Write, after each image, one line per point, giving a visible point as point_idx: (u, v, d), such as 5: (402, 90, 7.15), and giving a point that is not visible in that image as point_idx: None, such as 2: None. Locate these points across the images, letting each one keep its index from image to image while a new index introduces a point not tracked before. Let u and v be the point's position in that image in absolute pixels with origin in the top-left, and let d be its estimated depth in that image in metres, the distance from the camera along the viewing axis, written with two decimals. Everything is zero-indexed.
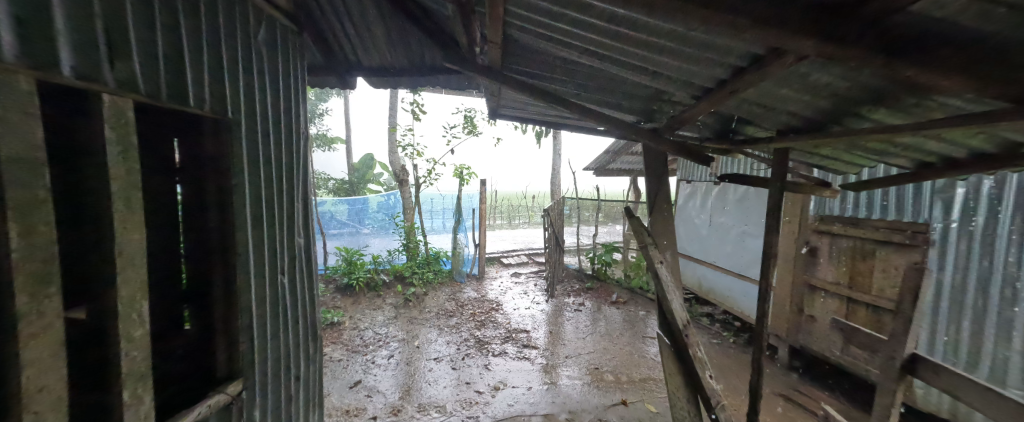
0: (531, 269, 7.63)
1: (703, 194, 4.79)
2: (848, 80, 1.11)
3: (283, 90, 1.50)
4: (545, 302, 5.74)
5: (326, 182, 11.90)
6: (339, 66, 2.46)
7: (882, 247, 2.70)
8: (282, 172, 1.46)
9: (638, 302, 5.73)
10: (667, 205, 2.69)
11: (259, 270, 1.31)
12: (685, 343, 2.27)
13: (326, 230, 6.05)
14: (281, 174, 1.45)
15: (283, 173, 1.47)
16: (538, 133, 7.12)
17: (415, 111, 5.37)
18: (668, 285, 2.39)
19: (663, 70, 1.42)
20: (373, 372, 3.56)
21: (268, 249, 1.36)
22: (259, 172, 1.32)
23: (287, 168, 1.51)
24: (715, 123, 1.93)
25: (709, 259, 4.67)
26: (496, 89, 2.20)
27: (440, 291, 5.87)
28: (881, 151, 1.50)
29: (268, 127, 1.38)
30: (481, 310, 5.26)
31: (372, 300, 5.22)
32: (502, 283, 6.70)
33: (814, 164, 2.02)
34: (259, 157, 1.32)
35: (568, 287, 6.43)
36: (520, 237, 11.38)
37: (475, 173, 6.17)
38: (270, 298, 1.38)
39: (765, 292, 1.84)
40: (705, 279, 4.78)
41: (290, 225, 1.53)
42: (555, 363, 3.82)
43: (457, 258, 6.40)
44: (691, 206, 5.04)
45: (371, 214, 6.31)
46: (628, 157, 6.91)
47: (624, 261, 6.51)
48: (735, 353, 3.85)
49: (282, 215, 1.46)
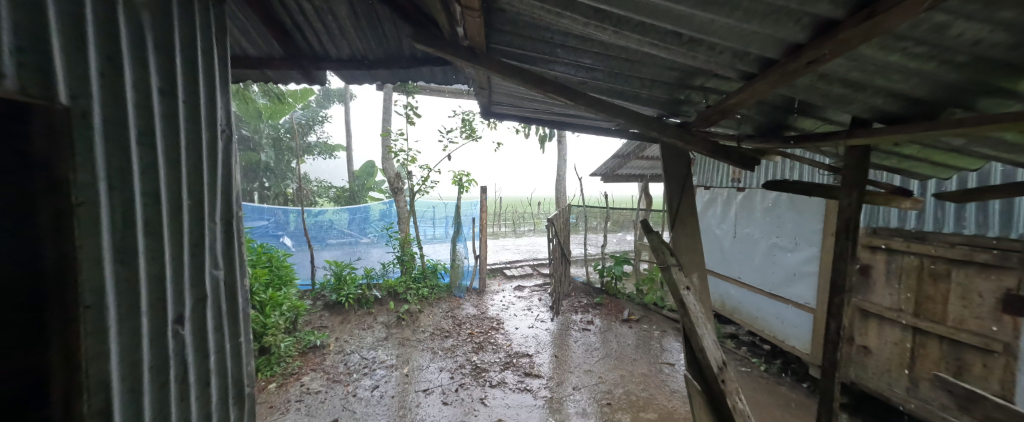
0: (535, 281, 7.17)
1: (724, 201, 4.32)
2: (1019, 31, 0.69)
3: (194, 73, 1.13)
4: (550, 320, 5.28)
5: (327, 191, 11.66)
6: (303, 59, 2.11)
7: (959, 268, 2.22)
8: (182, 183, 1.08)
9: (652, 319, 5.23)
10: (692, 217, 2.26)
11: (127, 326, 0.90)
12: (722, 391, 1.81)
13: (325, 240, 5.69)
14: (176, 188, 1.05)
15: (183, 185, 1.08)
16: (542, 137, 6.72)
17: (410, 114, 5.04)
18: (698, 317, 1.95)
19: (703, 36, 1.00)
20: (353, 407, 3.13)
21: (147, 294, 0.96)
22: (135, 184, 0.92)
23: (193, 176, 1.12)
24: (759, 116, 1.51)
25: (733, 274, 4.17)
26: (484, 78, 1.80)
27: (437, 307, 5.44)
28: (1018, 146, 1.06)
29: (155, 121, 0.99)
30: (480, 330, 4.82)
31: (362, 319, 4.83)
32: (504, 297, 6.27)
33: (889, 166, 1.57)
34: (132, 163, 0.91)
35: (574, 302, 5.97)
36: (524, 246, 10.94)
37: (475, 181, 5.82)
38: (151, 361, 0.97)
39: (836, 335, 1.39)
40: (729, 297, 4.26)
41: (195, 255, 1.13)
42: (560, 396, 3.36)
43: (456, 271, 6.00)
44: (711, 215, 4.56)
45: (373, 223, 5.95)
46: (638, 162, 6.46)
47: (636, 274, 6.03)
48: (769, 385, 3.32)
49: (179, 243, 1.07)
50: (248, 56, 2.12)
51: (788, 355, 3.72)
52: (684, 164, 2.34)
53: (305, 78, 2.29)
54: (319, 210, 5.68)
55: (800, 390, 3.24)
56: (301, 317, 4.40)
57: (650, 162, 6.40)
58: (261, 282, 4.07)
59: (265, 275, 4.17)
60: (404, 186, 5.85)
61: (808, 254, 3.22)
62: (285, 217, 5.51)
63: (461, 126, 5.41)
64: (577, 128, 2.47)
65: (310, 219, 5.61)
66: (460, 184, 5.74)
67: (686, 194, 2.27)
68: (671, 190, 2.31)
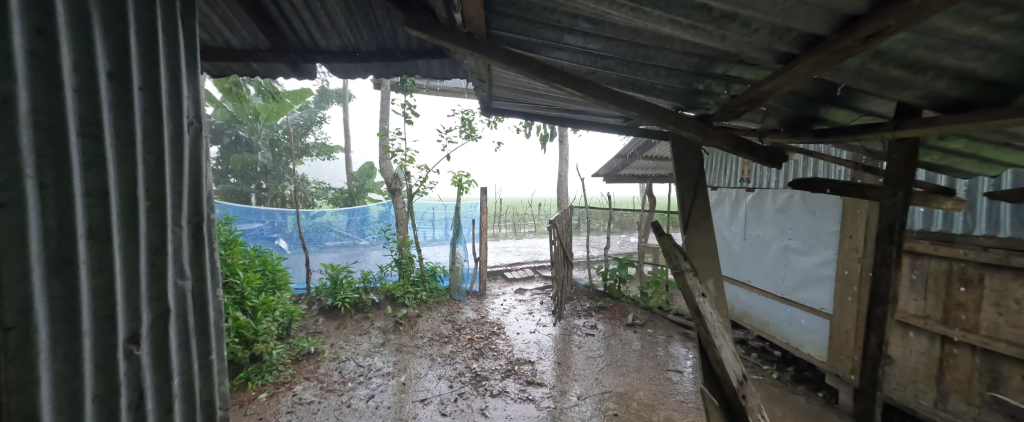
0: (536, 285, 7.03)
1: (732, 202, 4.19)
2: None
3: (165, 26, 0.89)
4: (552, 325, 5.13)
5: (325, 193, 11.53)
6: (290, 51, 1.97)
7: (993, 273, 2.09)
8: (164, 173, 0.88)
9: (657, 324, 5.08)
10: (706, 219, 2.12)
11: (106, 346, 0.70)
12: (743, 409, 1.67)
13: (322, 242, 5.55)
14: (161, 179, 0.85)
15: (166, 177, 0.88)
16: (543, 137, 6.59)
17: (408, 113, 4.91)
18: (715, 326, 1.81)
19: (738, 12, 0.85)
20: (346, 418, 2.98)
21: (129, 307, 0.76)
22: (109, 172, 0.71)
23: (175, 162, 0.92)
24: (786, 108, 1.37)
25: (743, 278, 4.03)
26: (484, 69, 1.66)
27: (436, 311, 5.30)
28: None
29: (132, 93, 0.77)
30: (480, 335, 4.67)
31: (359, 324, 4.68)
32: (504, 301, 6.13)
33: (929, 163, 1.43)
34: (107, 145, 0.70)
35: (577, 306, 5.81)
36: (524, 248, 10.78)
37: (475, 181, 5.69)
38: (114, 399, 0.72)
39: (878, 351, 1.24)
40: (739, 302, 4.12)
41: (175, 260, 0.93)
42: (564, 406, 3.21)
43: (455, 274, 5.86)
44: (718, 216, 4.42)
45: (372, 225, 5.84)
46: (642, 162, 6.32)
47: (640, 277, 5.87)
48: (783, 393, 3.17)
49: (161, 245, 0.87)
50: (232, 46, 1.98)
51: (801, 361, 3.57)
52: (696, 163, 2.21)
53: (294, 71, 2.14)
54: (316, 212, 5.54)
55: (816, 399, 3.09)
56: (295, 323, 4.26)
57: (654, 162, 6.26)
58: (253, 287, 3.92)
59: (258, 280, 4.02)
60: (402, 187, 5.71)
61: (824, 257, 3.08)
62: (282, 220, 5.34)
63: (461, 126, 5.27)
64: (583, 125, 2.34)
65: (306, 222, 5.46)
66: (459, 185, 5.61)
67: (699, 195, 2.14)
68: (683, 190, 2.17)
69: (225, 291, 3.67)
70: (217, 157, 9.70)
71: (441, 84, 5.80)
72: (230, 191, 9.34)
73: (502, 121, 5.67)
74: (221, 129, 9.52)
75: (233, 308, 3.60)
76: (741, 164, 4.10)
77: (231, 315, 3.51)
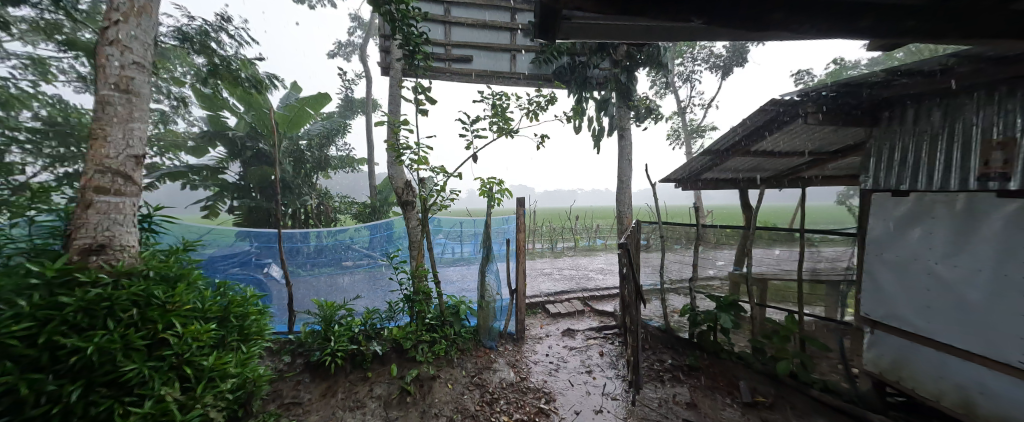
0: (588, 323, 5.44)
1: (964, 216, 2.51)
2: None
3: None
4: (625, 397, 3.55)
5: (349, 207, 10.85)
6: None
7: None
8: None
9: (793, 408, 3.31)
10: None
11: None
12: None
13: (339, 264, 4.62)
14: None
15: None
16: (596, 132, 5.08)
17: (420, 99, 3.64)
18: None
19: None
20: None
21: None
22: None
23: None
24: None
25: (1009, 357, 2.29)
26: None
27: (460, 367, 3.86)
28: None
29: None
30: (521, 416, 3.22)
31: (353, 390, 3.38)
32: (550, 348, 4.64)
33: None
34: None
35: (653, 365, 4.22)
36: (566, 270, 9.16)
37: (509, 191, 4.35)
38: None
39: None
40: (999, 399, 2.37)
41: None
42: None
43: (485, 313, 4.38)
44: (922, 240, 2.75)
45: (397, 243, 5.08)
46: (738, 161, 4.55)
47: (747, 324, 4.08)
48: None
49: None
50: None
51: None
52: None
53: None
54: (338, 229, 4.68)
55: None
56: (263, 389, 3.08)
57: (755, 160, 4.48)
58: (200, 343, 2.72)
59: (213, 331, 2.83)
60: (416, 198, 4.40)
61: None
62: (303, 241, 4.42)
63: (491, 115, 3.94)
64: (814, 16, 0.92)
65: (324, 241, 4.54)
66: (489, 195, 4.31)
67: None
68: None
69: (157, 353, 2.50)
70: (241, 172, 8.84)
71: (467, 67, 4.51)
72: (250, 208, 8.53)
73: (546, 110, 4.28)
74: (242, 142, 8.51)
75: (160, 381, 2.43)
76: (982, 149, 2.41)
77: (156, 393, 2.37)
